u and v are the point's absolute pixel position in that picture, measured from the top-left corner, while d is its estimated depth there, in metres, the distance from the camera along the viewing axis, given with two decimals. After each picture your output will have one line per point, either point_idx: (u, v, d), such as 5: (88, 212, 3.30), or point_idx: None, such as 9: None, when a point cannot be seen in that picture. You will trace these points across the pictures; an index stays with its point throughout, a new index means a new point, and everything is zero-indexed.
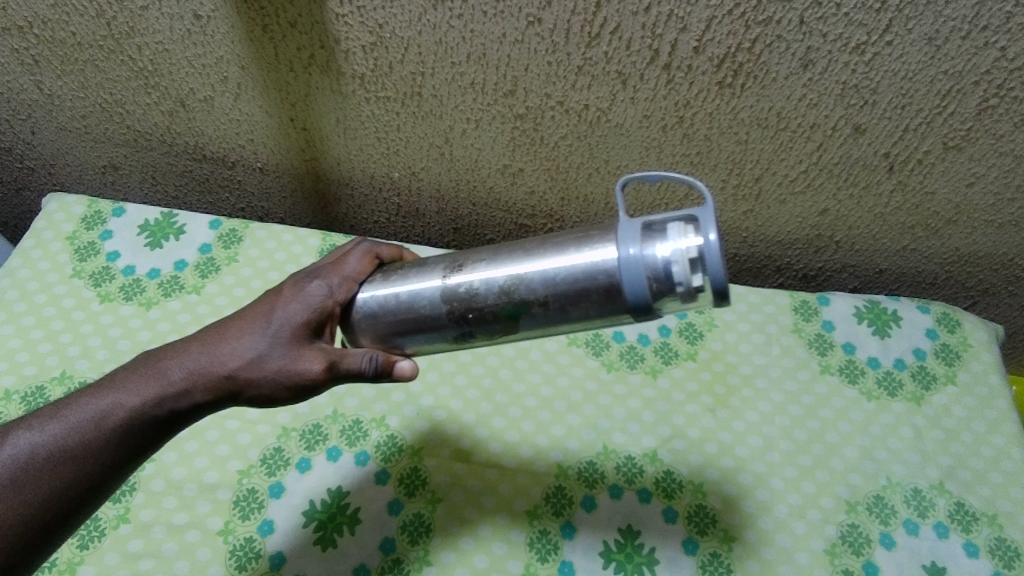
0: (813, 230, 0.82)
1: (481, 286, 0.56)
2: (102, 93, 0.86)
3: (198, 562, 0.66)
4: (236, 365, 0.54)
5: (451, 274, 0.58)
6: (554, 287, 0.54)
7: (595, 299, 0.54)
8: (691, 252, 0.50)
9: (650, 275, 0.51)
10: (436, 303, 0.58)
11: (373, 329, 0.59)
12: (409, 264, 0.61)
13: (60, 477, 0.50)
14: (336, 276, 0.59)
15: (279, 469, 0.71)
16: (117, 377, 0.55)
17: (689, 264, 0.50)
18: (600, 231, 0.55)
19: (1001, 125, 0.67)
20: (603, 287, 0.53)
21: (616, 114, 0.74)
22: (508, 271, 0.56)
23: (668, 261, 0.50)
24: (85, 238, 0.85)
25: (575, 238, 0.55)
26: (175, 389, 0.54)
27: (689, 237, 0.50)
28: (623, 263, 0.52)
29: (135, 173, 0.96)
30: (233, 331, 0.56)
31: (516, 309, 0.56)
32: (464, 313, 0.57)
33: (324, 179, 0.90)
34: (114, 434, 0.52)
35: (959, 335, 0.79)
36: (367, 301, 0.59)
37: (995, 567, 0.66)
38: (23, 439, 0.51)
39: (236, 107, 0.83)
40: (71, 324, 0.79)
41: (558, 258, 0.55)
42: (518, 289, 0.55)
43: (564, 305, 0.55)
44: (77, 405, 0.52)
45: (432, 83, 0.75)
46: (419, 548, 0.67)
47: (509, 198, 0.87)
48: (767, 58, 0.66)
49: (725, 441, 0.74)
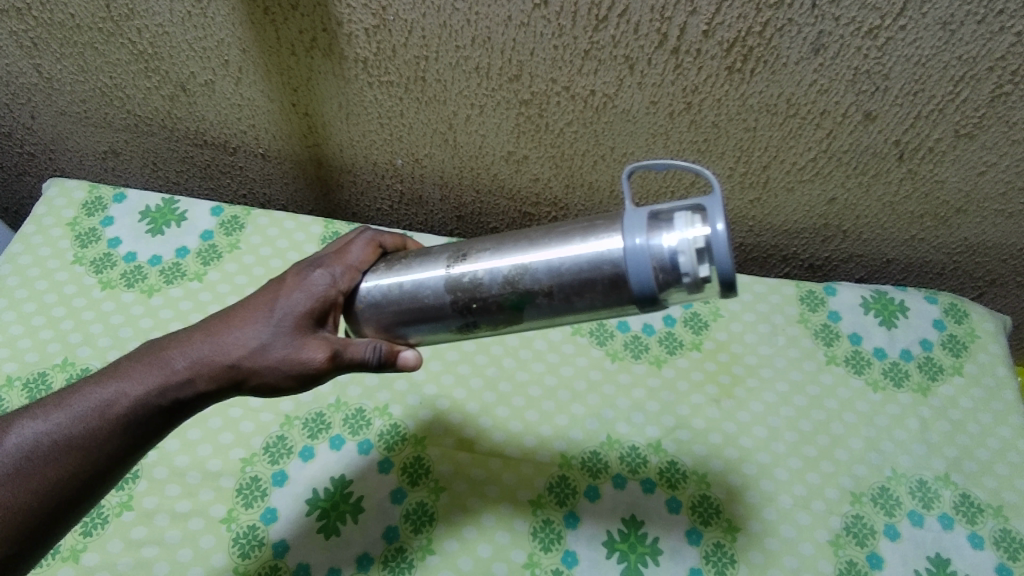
0: (821, 218, 0.81)
1: (485, 276, 0.56)
2: (102, 77, 0.85)
3: (202, 550, 0.66)
4: (240, 354, 0.54)
5: (456, 263, 0.57)
6: (559, 277, 0.54)
7: (601, 289, 0.53)
8: (698, 242, 0.49)
9: (657, 266, 0.50)
10: (440, 293, 0.57)
11: (378, 319, 0.59)
12: (414, 253, 0.61)
13: (66, 466, 0.50)
14: (339, 265, 0.58)
15: (282, 457, 0.71)
16: (122, 366, 0.54)
17: (696, 254, 0.49)
18: (607, 221, 0.54)
19: (1015, 113, 0.66)
20: (609, 277, 0.52)
21: (623, 100, 0.73)
22: (513, 260, 0.55)
23: (675, 251, 0.50)
24: (86, 224, 0.84)
25: (581, 228, 0.55)
26: (179, 378, 0.54)
27: (696, 228, 0.49)
28: (629, 254, 0.51)
29: (136, 158, 0.95)
30: (236, 319, 0.55)
31: (522, 299, 0.55)
32: (468, 303, 0.56)
33: (327, 165, 0.89)
34: (118, 424, 0.52)
35: (966, 326, 0.79)
36: (371, 289, 0.58)
37: (1000, 559, 0.66)
38: (27, 428, 0.50)
39: (237, 92, 0.82)
40: (73, 311, 0.78)
41: (563, 248, 0.54)
42: (524, 280, 0.55)
43: (569, 295, 0.54)
44: (82, 394, 0.52)
45: (436, 68, 0.74)
46: (422, 537, 0.67)
47: (513, 186, 0.86)
48: (778, 42, 0.65)
49: (729, 432, 0.73)
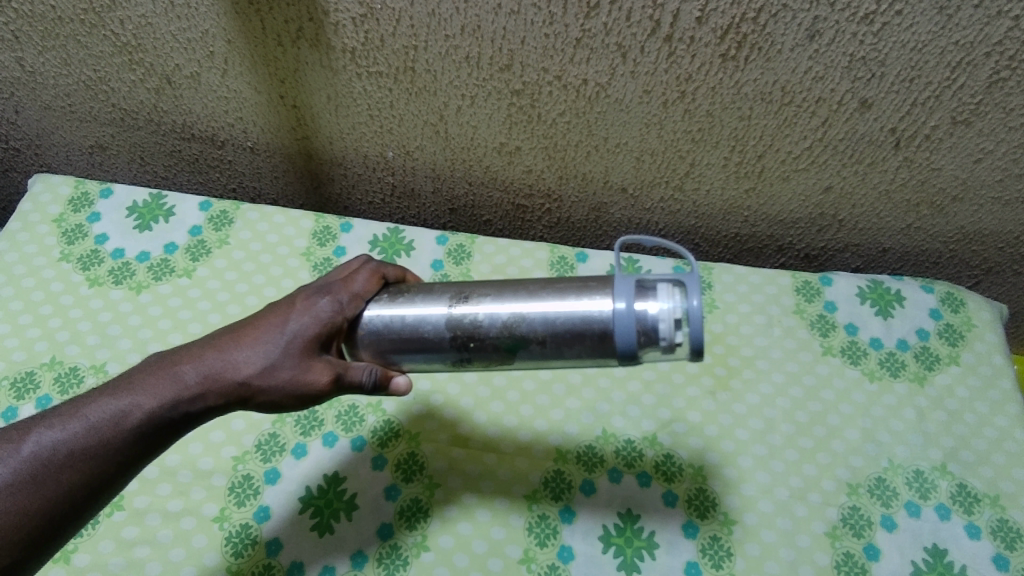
0: (816, 208, 0.81)
1: (485, 319, 0.57)
2: (86, 70, 0.83)
3: (193, 549, 0.65)
4: (249, 373, 0.54)
5: (457, 302, 0.59)
6: (553, 328, 0.56)
7: (589, 342, 0.55)
8: (677, 312, 0.53)
9: (640, 329, 0.53)
10: (440, 329, 0.58)
11: (376, 345, 0.59)
12: (415, 287, 0.61)
13: (80, 474, 0.49)
14: (346, 294, 0.58)
15: (274, 455, 0.70)
16: (135, 377, 0.53)
17: (674, 322, 0.53)
18: (599, 282, 0.56)
19: (1011, 99, 0.65)
20: (598, 333, 0.55)
21: (615, 89, 0.72)
22: (512, 307, 0.57)
23: (657, 317, 0.53)
24: (72, 220, 0.83)
25: (575, 285, 0.57)
26: (190, 392, 0.53)
27: (676, 299, 0.53)
28: (614, 317, 0.54)
29: (123, 153, 0.94)
30: (247, 337, 0.55)
31: (516, 343, 0.57)
32: (466, 340, 0.58)
33: (316, 158, 0.88)
34: (134, 436, 0.51)
35: (963, 315, 0.78)
36: (373, 319, 0.59)
37: (997, 549, 0.66)
38: (44, 435, 0.50)
39: (223, 84, 0.81)
40: (60, 310, 0.77)
41: (559, 302, 0.56)
42: (520, 326, 0.56)
43: (560, 345, 0.56)
44: (98, 404, 0.51)
45: (425, 58, 0.73)
46: (416, 534, 0.66)
47: (506, 177, 0.85)
48: (772, 29, 0.64)
49: (725, 424, 0.73)
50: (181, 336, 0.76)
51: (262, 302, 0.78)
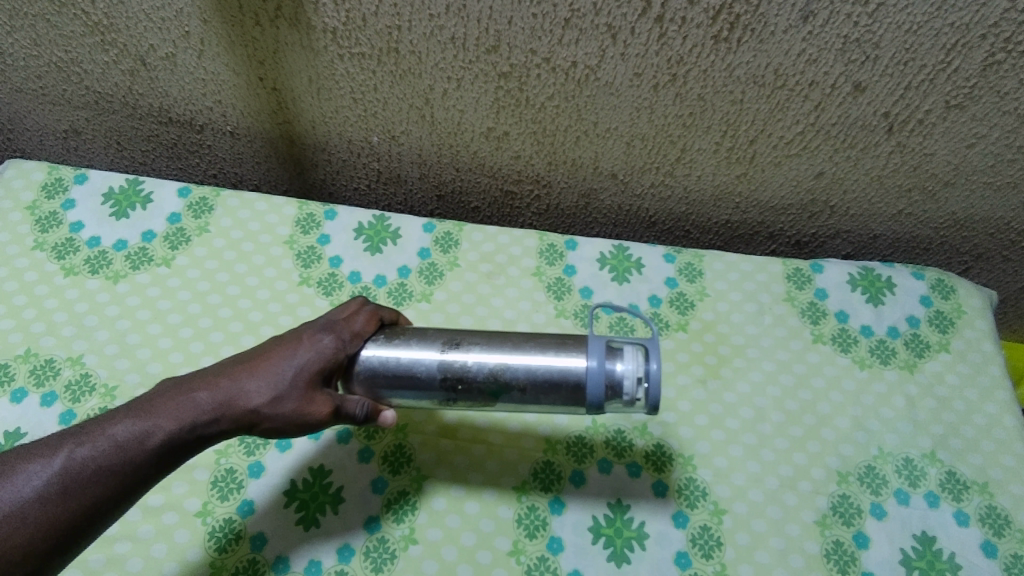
0: (808, 194, 0.80)
1: (473, 365, 0.59)
2: (57, 51, 0.80)
3: (176, 545, 0.63)
4: (260, 402, 0.54)
5: (449, 348, 0.59)
6: (534, 376, 0.58)
7: (565, 391, 0.57)
8: (639, 371, 0.56)
9: (608, 383, 0.56)
10: (432, 371, 0.59)
11: (369, 381, 0.59)
12: (409, 330, 0.62)
13: (106, 489, 0.49)
14: (348, 331, 0.59)
15: (257, 448, 0.68)
16: (156, 400, 0.54)
17: (637, 380, 0.56)
18: (575, 341, 0.59)
19: (1006, 82, 0.65)
20: (574, 385, 0.57)
21: (605, 72, 0.70)
22: (499, 357, 0.58)
23: (622, 374, 0.56)
24: (46, 208, 0.80)
25: (553, 343, 0.60)
26: (206, 416, 0.53)
27: (640, 360, 0.56)
28: (588, 371, 0.57)
29: (99, 137, 0.91)
30: (259, 367, 0.56)
31: (499, 389, 0.58)
32: (455, 382, 0.58)
33: (299, 142, 0.86)
34: (157, 455, 0.51)
35: (953, 302, 0.78)
36: (370, 356, 0.59)
37: (985, 535, 0.66)
38: (75, 451, 0.49)
39: (200, 65, 0.78)
40: (35, 300, 0.75)
41: (542, 356, 0.58)
42: (504, 373, 0.58)
43: (538, 392, 0.58)
44: (124, 423, 0.51)
45: (410, 39, 0.71)
46: (404, 526, 0.65)
47: (493, 163, 0.84)
48: (765, 10, 0.62)
49: (716, 413, 0.72)
50: (162, 328, 0.74)
51: (244, 291, 0.76)
